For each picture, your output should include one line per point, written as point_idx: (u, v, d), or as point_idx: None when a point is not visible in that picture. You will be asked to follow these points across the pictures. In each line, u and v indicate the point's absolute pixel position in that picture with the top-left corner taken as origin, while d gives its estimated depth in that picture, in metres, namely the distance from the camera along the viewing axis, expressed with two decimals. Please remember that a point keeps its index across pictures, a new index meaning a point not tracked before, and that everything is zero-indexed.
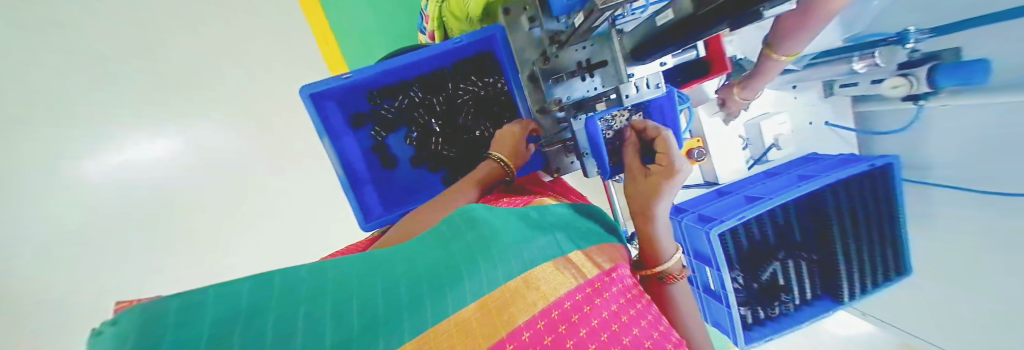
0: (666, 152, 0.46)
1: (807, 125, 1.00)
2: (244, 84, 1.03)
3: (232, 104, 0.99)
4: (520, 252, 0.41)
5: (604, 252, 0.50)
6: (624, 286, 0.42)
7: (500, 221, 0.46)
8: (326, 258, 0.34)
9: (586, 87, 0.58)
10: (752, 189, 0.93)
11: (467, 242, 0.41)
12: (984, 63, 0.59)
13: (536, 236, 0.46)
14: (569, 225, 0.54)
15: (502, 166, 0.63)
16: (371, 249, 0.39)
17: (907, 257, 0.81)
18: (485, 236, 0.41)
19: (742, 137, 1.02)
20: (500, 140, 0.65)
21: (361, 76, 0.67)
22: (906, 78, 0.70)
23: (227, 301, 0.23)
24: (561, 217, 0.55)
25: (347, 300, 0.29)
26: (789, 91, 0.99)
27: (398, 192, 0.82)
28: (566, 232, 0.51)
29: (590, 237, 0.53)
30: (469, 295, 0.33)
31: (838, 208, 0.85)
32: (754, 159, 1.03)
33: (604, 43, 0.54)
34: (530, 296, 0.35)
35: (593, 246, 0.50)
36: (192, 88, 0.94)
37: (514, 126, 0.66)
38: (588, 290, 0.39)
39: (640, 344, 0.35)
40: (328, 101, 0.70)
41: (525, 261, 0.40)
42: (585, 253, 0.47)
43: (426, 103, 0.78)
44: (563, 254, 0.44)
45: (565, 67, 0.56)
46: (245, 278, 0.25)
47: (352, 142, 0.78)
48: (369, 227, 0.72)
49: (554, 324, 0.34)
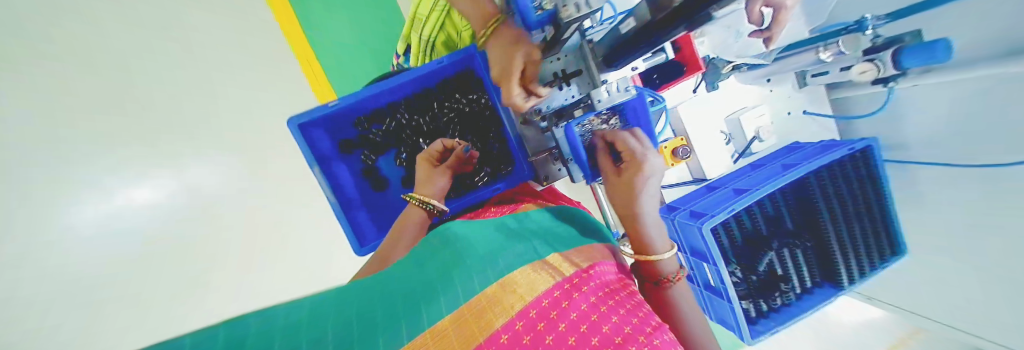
0: (629, 151, 0.52)
1: (786, 115, 1.03)
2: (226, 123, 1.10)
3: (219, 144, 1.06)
4: (495, 262, 0.43)
5: (581, 253, 0.50)
6: (602, 282, 0.43)
7: (474, 238, 0.50)
8: (303, 298, 0.34)
9: (564, 96, 0.57)
10: (739, 183, 0.94)
11: (443, 261, 0.44)
12: (943, 42, 0.59)
13: (510, 246, 0.49)
14: (550, 232, 0.57)
15: (428, 209, 0.65)
16: (351, 284, 0.41)
17: (899, 236, 0.81)
18: (459, 252, 0.45)
19: (724, 132, 1.05)
20: (421, 182, 0.68)
21: (347, 102, 0.69)
22: (873, 64, 0.71)
23: (203, 337, 0.24)
24: (540, 224, 0.59)
25: (325, 332, 0.29)
26: (763, 85, 1.02)
27: (392, 214, 0.84)
28: (544, 238, 0.54)
29: (572, 242, 0.55)
30: (445, 308, 0.34)
31: (824, 190, 0.85)
32: (738, 153, 1.06)
33: (577, 55, 0.55)
34: (507, 301, 0.35)
35: (571, 248, 0.51)
36: (172, 126, 0.99)
37: (420, 156, 0.71)
38: (566, 286, 0.39)
39: (620, 331, 0.34)
40: (315, 131, 0.72)
41: (499, 270, 0.41)
42: (563, 255, 0.48)
43: (413, 124, 0.80)
44: (540, 257, 0.46)
45: (542, 78, 0.55)
46: (219, 323, 0.26)
47: (343, 167, 0.80)
48: (363, 251, 0.74)
49: (532, 323, 0.33)
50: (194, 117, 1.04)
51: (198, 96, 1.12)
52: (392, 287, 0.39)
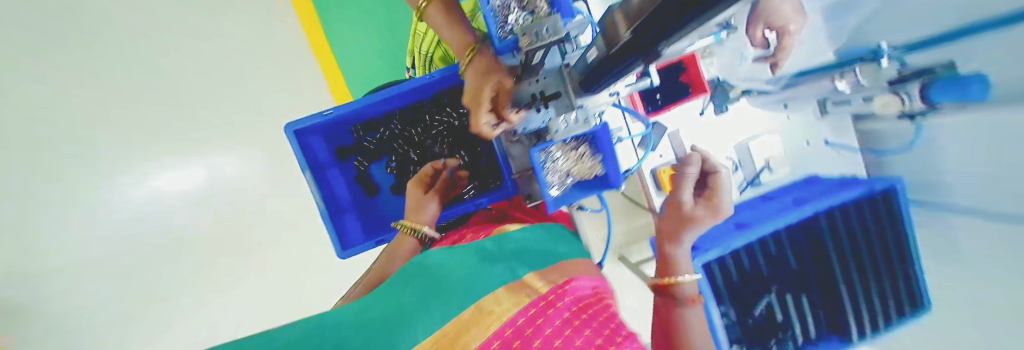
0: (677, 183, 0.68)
1: (804, 144, 0.94)
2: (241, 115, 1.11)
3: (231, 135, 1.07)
4: (471, 285, 0.43)
5: (559, 272, 0.50)
6: (576, 298, 0.43)
7: (450, 263, 0.50)
8: (269, 338, 0.33)
9: (542, 118, 0.56)
10: (743, 215, 0.90)
11: (421, 287, 0.44)
12: (979, 77, 0.52)
13: (486, 267, 0.49)
14: (531, 249, 0.57)
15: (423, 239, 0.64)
16: (325, 316, 0.39)
17: (924, 292, 0.71)
18: (435, 279, 0.45)
19: (732, 159, 0.99)
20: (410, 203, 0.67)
21: (343, 111, 0.71)
22: (897, 97, 0.65)
23: None
24: (520, 242, 0.59)
25: None
26: (779, 111, 0.93)
27: (380, 219, 0.86)
28: (523, 256, 0.54)
29: (550, 259, 0.54)
30: (421, 335, 0.34)
31: (835, 234, 0.81)
32: (747, 182, 0.99)
33: (557, 77, 0.54)
34: (484, 322, 0.36)
35: (548, 267, 0.51)
36: (187, 110, 0.98)
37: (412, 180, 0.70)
38: (540, 304, 0.39)
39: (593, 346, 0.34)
40: (311, 137, 0.75)
41: (475, 291, 0.41)
42: (539, 274, 0.48)
43: (405, 135, 0.82)
44: (517, 276, 0.47)
45: (520, 99, 0.53)
46: None
47: (337, 172, 0.83)
48: (346, 254, 0.75)
49: (508, 341, 0.33)
50: (210, 105, 1.05)
51: (210, 80, 1.07)
52: (368, 315, 0.39)
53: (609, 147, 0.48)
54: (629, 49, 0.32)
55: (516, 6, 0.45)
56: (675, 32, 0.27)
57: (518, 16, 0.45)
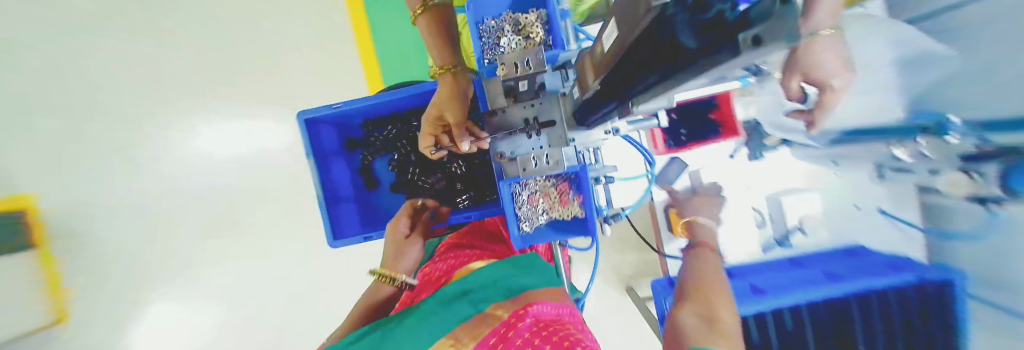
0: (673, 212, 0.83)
1: (853, 209, 0.77)
2: (246, 82, 1.08)
3: (237, 105, 1.07)
4: (433, 329, 0.45)
5: (521, 299, 0.49)
6: (534, 320, 0.44)
7: (411, 312, 0.51)
8: None
9: (532, 144, 0.49)
10: (758, 279, 0.83)
11: (385, 339, 0.45)
12: None
13: (450, 305, 0.50)
14: (491, 282, 0.55)
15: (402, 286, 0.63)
16: None
17: None
18: (395, 333, 0.46)
19: (761, 212, 0.88)
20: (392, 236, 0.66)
21: (350, 107, 0.73)
22: (968, 175, 0.54)
23: None
24: (487, 275, 0.57)
25: None
26: (827, 168, 0.81)
27: (377, 214, 0.87)
28: (484, 292, 0.53)
29: (511, 289, 0.53)
30: None
31: (861, 312, 0.73)
32: (777, 240, 0.88)
33: (554, 102, 0.48)
34: None
35: (509, 297, 0.50)
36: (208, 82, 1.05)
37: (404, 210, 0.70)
38: (493, 340, 0.41)
39: None
40: (322, 126, 0.78)
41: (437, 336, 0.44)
42: (502, 303, 0.49)
43: (409, 135, 0.80)
44: (479, 311, 0.47)
45: (511, 123, 0.50)
46: None
47: (343, 163, 0.86)
48: (336, 244, 0.76)
49: None
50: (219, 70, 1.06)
51: (218, 40, 1.06)
52: None
53: (587, 189, 0.44)
54: (608, 101, 0.28)
55: (508, 31, 0.43)
56: (640, 86, 0.22)
57: (509, 40, 0.42)
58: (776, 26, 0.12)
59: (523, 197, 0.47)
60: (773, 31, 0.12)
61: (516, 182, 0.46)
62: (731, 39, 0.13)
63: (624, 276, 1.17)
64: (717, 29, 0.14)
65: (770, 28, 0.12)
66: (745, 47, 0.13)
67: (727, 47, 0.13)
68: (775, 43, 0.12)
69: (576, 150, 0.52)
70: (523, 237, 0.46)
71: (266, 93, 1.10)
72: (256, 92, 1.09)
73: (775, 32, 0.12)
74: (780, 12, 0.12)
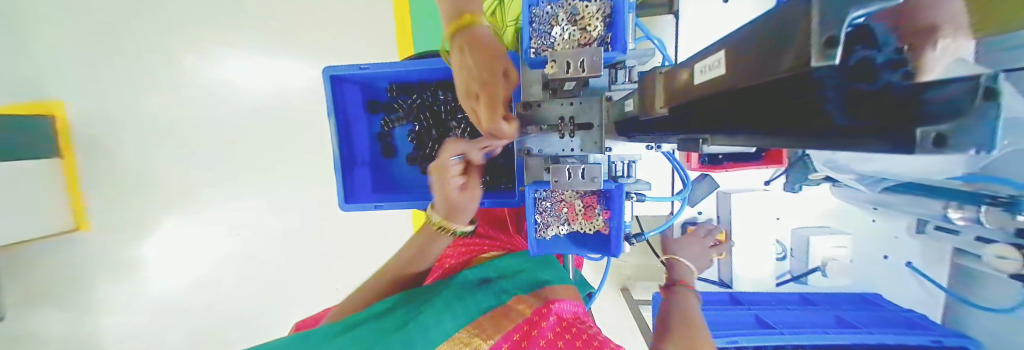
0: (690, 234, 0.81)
1: (879, 258, 0.78)
2: (260, 19, 1.00)
3: (248, 43, 0.98)
4: (452, 311, 0.44)
5: (541, 292, 0.50)
6: (558, 320, 0.44)
7: (431, 290, 0.51)
8: None
9: (562, 146, 0.47)
10: (770, 313, 0.79)
11: (401, 313, 0.45)
12: None
13: (469, 293, 0.49)
14: (513, 275, 0.55)
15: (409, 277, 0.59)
16: (310, 333, 0.42)
17: None
18: (413, 309, 0.46)
19: (782, 244, 0.84)
20: None
21: (377, 70, 0.70)
22: None
23: None
24: (507, 264, 0.57)
25: None
26: (864, 211, 0.78)
27: (390, 182, 0.85)
28: (505, 283, 0.52)
29: (531, 282, 0.53)
30: None
31: None
32: (792, 274, 0.85)
33: (594, 103, 0.44)
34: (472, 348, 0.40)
35: (529, 291, 0.50)
36: (223, 14, 0.98)
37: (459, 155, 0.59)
38: (517, 336, 0.42)
39: None
40: (347, 85, 0.76)
41: (457, 318, 0.44)
42: (527, 296, 0.49)
43: (434, 108, 0.77)
44: (500, 303, 0.47)
45: (543, 118, 0.45)
46: None
47: (362, 125, 0.82)
48: (348, 207, 0.78)
49: None
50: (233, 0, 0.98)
51: None
52: (345, 336, 0.41)
53: (616, 206, 0.41)
54: (673, 135, 0.26)
55: (563, 19, 0.39)
56: (730, 129, 0.19)
57: (563, 31, 0.38)
58: (978, 129, 0.09)
59: (547, 203, 0.45)
60: (969, 136, 0.09)
61: (539, 188, 0.43)
62: (907, 129, 0.11)
63: (624, 276, 1.17)
64: (880, 103, 0.12)
65: (966, 128, 0.09)
66: (924, 145, 0.10)
67: (898, 130, 0.11)
68: (966, 149, 0.10)
69: (609, 159, 0.49)
70: (539, 243, 0.45)
71: (282, 32, 1.02)
72: (268, 29, 1.00)
73: (969, 142, 0.09)
74: (979, 105, 0.09)
